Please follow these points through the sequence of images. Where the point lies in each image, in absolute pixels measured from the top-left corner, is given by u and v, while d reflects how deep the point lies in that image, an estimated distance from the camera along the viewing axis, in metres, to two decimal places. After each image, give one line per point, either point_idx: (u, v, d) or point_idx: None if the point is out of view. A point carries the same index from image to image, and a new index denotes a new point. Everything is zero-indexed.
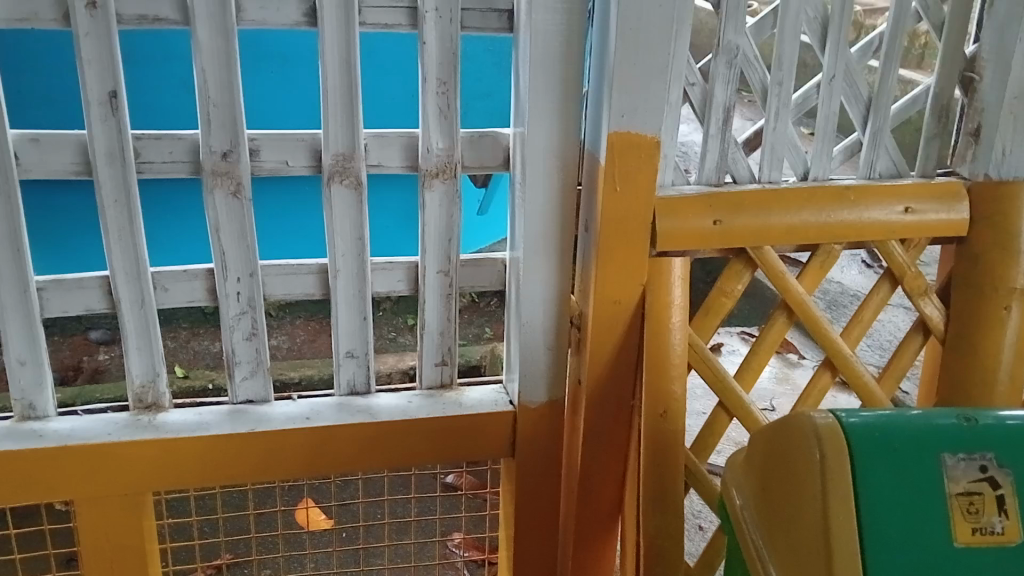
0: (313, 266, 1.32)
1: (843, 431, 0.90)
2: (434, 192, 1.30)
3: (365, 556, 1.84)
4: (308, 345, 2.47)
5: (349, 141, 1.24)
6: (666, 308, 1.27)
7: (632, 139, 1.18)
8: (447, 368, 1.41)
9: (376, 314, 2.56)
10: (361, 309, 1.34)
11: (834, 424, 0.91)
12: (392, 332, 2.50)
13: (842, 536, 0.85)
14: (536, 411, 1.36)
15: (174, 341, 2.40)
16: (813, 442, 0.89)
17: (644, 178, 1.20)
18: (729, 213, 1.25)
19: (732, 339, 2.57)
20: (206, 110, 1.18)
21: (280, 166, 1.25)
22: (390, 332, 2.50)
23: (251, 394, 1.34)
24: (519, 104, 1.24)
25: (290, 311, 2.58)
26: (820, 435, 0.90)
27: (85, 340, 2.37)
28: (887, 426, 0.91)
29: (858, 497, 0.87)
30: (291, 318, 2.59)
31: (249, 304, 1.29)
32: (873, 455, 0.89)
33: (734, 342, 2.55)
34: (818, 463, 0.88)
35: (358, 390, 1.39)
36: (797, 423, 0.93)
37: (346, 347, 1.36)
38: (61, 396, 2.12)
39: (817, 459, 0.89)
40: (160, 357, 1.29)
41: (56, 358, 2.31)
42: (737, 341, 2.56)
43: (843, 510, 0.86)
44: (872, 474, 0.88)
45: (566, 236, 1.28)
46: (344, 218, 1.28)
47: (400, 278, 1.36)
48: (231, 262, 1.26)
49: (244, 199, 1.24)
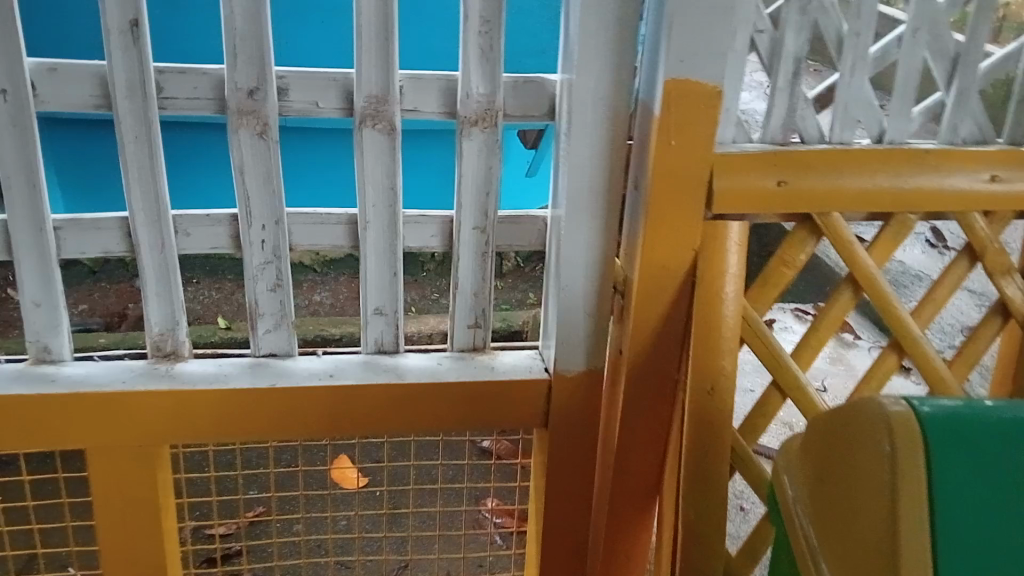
0: (342, 217, 1.24)
1: (918, 422, 0.79)
2: (472, 141, 1.21)
3: (392, 516, 1.80)
4: (351, 303, 2.42)
5: (383, 83, 1.15)
6: (719, 276, 1.16)
7: (690, 88, 1.07)
8: (480, 331, 1.33)
9: (420, 275, 2.48)
10: (392, 265, 1.26)
11: (908, 413, 0.80)
12: (434, 293, 2.42)
13: (911, 544, 0.74)
14: (572, 381, 1.27)
15: (218, 292, 2.36)
16: (883, 435, 0.79)
17: (702, 131, 1.09)
18: (794, 174, 1.13)
19: (786, 316, 2.45)
20: (232, 43, 1.10)
21: (309, 107, 1.17)
22: (433, 293, 2.42)
23: (274, 349, 1.28)
24: (569, 47, 1.14)
25: (336, 267, 2.53)
26: (891, 425, 0.79)
27: (131, 288, 2.34)
28: (969, 418, 0.80)
29: (933, 497, 0.76)
30: (336, 274, 2.51)
31: (273, 253, 1.22)
32: (952, 452, 0.78)
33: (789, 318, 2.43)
34: (888, 457, 0.78)
35: (385, 349, 1.31)
36: (865, 412, 0.82)
37: (374, 304, 1.28)
38: (106, 339, 2.12)
39: (887, 452, 0.78)
40: (181, 304, 1.23)
41: (102, 304, 2.28)
42: (791, 317, 2.45)
43: (915, 512, 0.75)
44: (950, 471, 0.77)
45: (614, 194, 1.18)
46: (376, 164, 1.20)
47: (434, 234, 1.28)
48: (254, 208, 1.19)
49: (271, 140, 1.16)
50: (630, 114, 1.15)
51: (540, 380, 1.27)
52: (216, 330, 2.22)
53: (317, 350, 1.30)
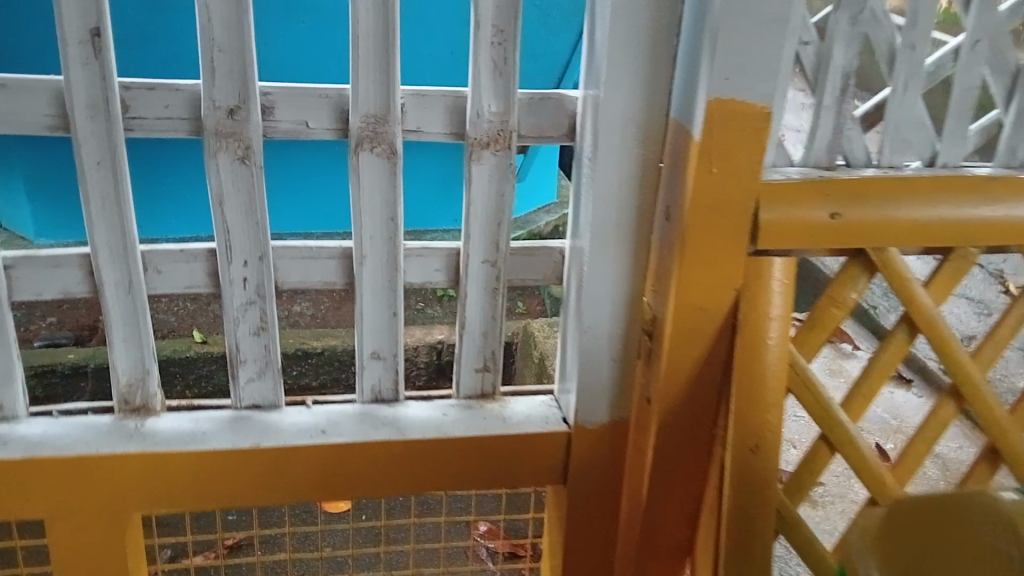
0: (335, 250, 1.10)
1: None
2: (483, 165, 1.07)
3: (385, 547, 1.67)
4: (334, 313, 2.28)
5: (382, 101, 1.01)
6: (763, 320, 1.03)
7: (736, 109, 0.93)
8: (489, 375, 1.19)
9: None
10: (391, 303, 1.12)
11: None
12: (420, 302, 2.27)
13: None
14: (594, 433, 1.13)
15: (193, 304, 2.20)
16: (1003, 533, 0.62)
17: (749, 158, 0.95)
18: (849, 204, 1.00)
19: None
20: (209, 56, 0.96)
21: (298, 128, 1.03)
22: (418, 303, 2.27)
23: (258, 400, 1.13)
24: (593, 60, 1.01)
25: None
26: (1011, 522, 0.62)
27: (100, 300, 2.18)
28: None
29: None
30: None
31: (257, 292, 1.08)
32: None
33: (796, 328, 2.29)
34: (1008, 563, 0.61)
35: (383, 398, 1.17)
36: (971, 502, 0.66)
37: (371, 347, 1.14)
38: (75, 356, 2.01)
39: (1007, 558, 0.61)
40: (152, 350, 1.08)
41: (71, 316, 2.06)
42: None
43: None
44: None
45: (643, 226, 1.05)
46: (374, 192, 1.06)
47: (438, 268, 1.14)
48: (235, 243, 1.05)
49: (255, 166, 1.02)
50: (664, 137, 1.02)
51: (559, 433, 1.14)
52: (192, 345, 2.07)
53: (307, 400, 1.16)
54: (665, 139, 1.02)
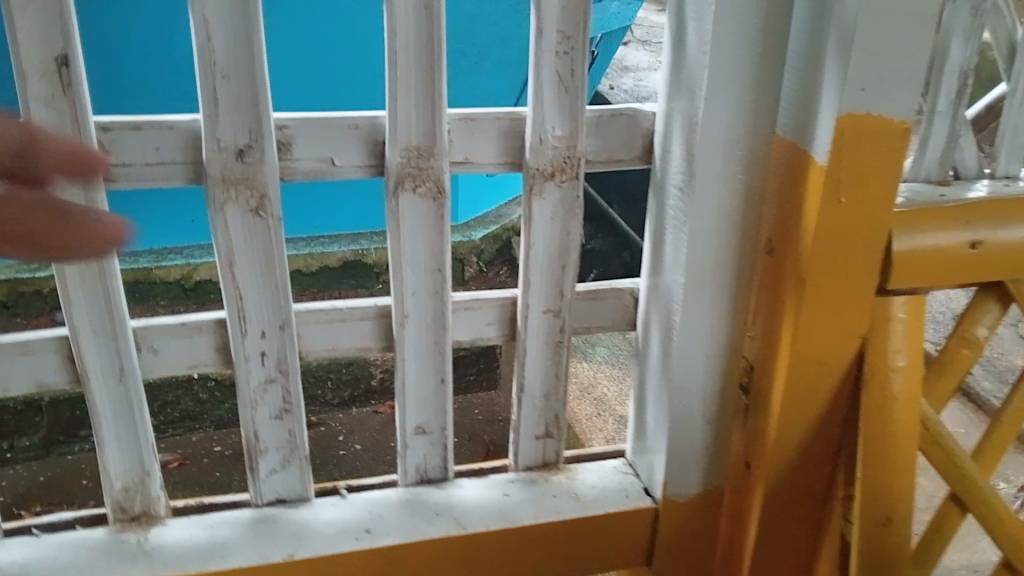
0: (369, 310, 0.91)
1: None
2: (546, 200, 0.89)
3: None
4: None
5: (426, 131, 0.82)
6: (893, 373, 0.87)
7: (870, 124, 0.77)
8: (551, 442, 1.02)
9: None
10: (439, 368, 0.94)
11: None
12: None
13: None
14: (683, 506, 0.99)
15: None
16: None
17: (882, 183, 0.79)
18: (991, 230, 0.85)
19: None
20: (211, 84, 0.75)
21: (322, 166, 0.83)
22: None
23: (282, 493, 0.95)
24: (685, 68, 0.83)
25: None
26: None
27: None
28: None
29: None
30: None
31: (278, 368, 0.89)
32: None
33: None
34: None
35: (430, 477, 0.99)
36: None
37: (414, 421, 0.96)
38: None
39: None
40: (151, 446, 0.90)
41: None
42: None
43: None
44: None
45: (741, 265, 0.89)
46: (417, 239, 0.87)
47: (490, 320, 0.96)
48: (251, 312, 0.85)
49: (272, 219, 0.82)
50: (770, 159, 0.85)
51: (643, 508, 0.98)
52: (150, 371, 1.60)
53: (340, 487, 0.98)
54: (771, 160, 0.85)
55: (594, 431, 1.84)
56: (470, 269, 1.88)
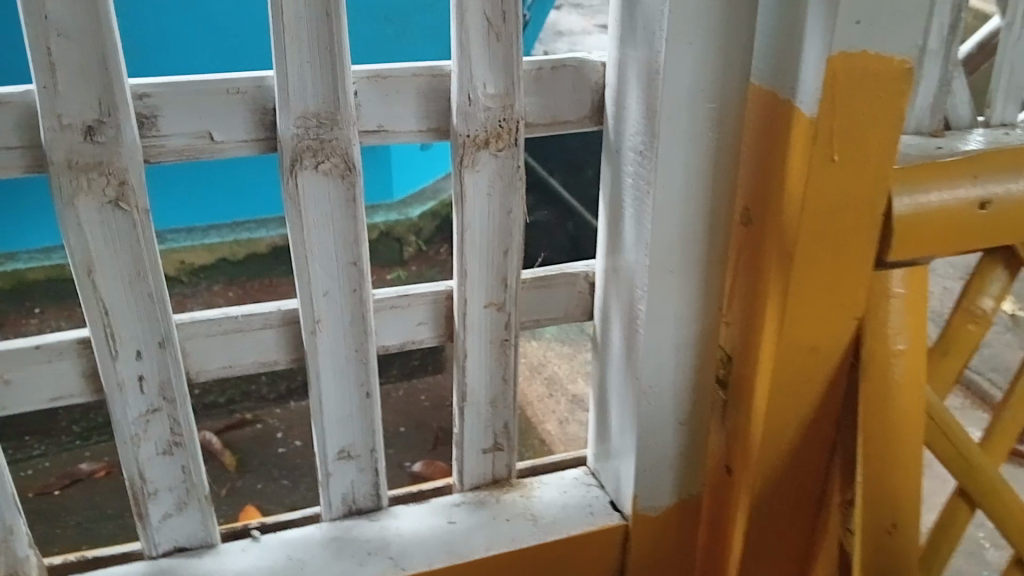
0: (271, 316, 0.75)
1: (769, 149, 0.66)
2: (480, 173, 0.74)
3: None
4: None
5: (326, 95, 0.66)
6: (895, 358, 0.74)
7: (867, 63, 0.63)
8: (501, 455, 0.88)
9: None
10: (362, 381, 0.78)
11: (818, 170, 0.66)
12: None
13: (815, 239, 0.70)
14: (657, 520, 0.87)
15: None
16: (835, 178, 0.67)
17: (878, 132, 0.66)
18: (1005, 185, 0.72)
19: None
20: (41, 43, 0.58)
21: (199, 143, 0.67)
22: None
23: (180, 539, 0.80)
24: (641, 5, 0.68)
25: None
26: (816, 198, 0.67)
27: None
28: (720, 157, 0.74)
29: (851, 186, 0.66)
30: None
31: (163, 394, 0.73)
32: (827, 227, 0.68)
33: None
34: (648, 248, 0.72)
35: (360, 507, 0.85)
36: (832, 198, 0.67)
37: (337, 445, 0.81)
38: None
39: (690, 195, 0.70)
40: (12, 499, 0.74)
41: None
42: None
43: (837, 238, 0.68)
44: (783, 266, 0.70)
45: (715, 241, 0.75)
46: (322, 229, 0.71)
47: (422, 319, 0.81)
48: (121, 331, 0.69)
49: (137, 213, 0.65)
50: (745, 111, 0.72)
51: (610, 524, 0.85)
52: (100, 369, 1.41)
53: (252, 529, 0.83)
54: (747, 111, 0.71)
55: (546, 412, 1.71)
56: (409, 248, 1.75)
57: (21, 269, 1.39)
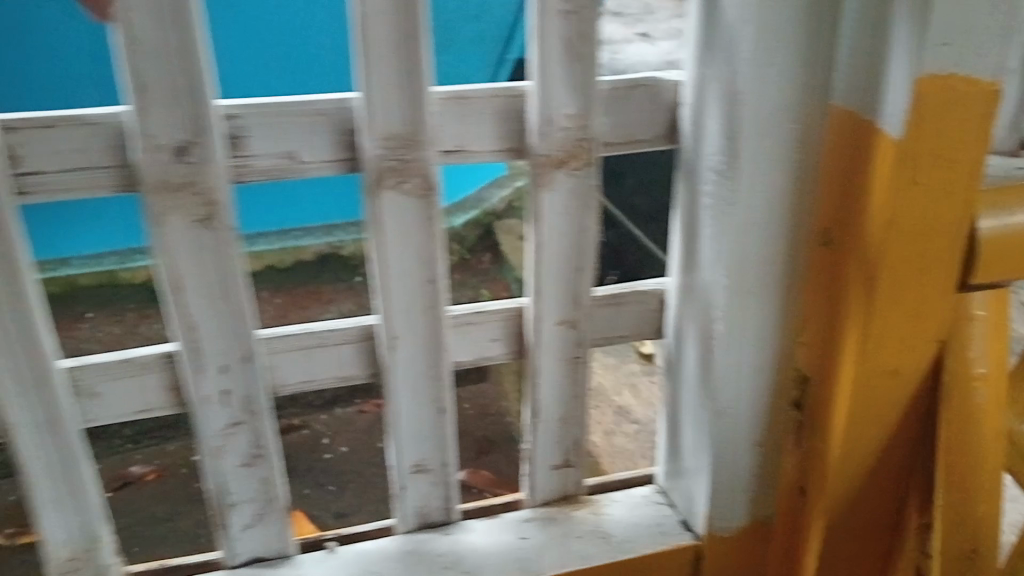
0: (351, 332, 0.77)
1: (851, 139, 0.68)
2: (557, 192, 0.74)
3: None
4: None
5: (409, 116, 0.67)
6: (976, 382, 0.73)
7: (953, 85, 0.63)
8: (572, 473, 0.88)
9: None
10: (437, 397, 0.80)
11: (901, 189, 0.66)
12: None
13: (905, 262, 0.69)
14: (726, 540, 0.87)
15: None
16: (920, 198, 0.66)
17: (964, 154, 0.66)
18: None
19: None
20: (139, 68, 0.60)
21: (283, 163, 0.68)
22: None
23: (260, 552, 0.83)
24: (721, 28, 0.68)
25: None
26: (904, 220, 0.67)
27: None
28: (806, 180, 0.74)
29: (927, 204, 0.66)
30: None
31: (246, 408, 0.75)
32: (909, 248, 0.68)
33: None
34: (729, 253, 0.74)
35: (433, 521, 0.86)
36: (919, 218, 0.67)
37: (412, 459, 0.82)
38: None
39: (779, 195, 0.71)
40: (96, 508, 0.76)
41: None
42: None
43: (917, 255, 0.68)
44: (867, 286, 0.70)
45: (795, 262, 0.75)
46: (404, 248, 0.72)
47: (494, 335, 0.82)
48: (206, 346, 0.71)
49: (224, 231, 0.67)
50: (826, 133, 0.71)
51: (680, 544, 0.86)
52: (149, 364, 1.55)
53: (328, 540, 0.85)
54: (829, 132, 0.71)
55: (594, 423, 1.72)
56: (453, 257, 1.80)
57: (74, 274, 1.46)
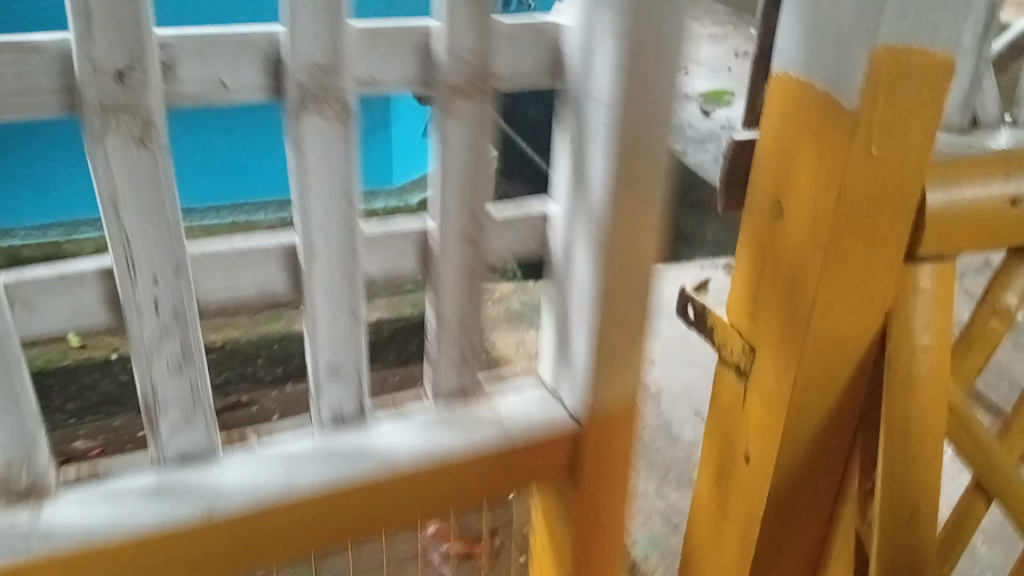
0: (271, 246, 0.75)
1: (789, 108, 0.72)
2: (462, 115, 0.74)
3: None
4: None
5: (332, 42, 0.67)
6: (917, 352, 0.75)
7: (908, 57, 0.64)
8: (470, 370, 0.88)
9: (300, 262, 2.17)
10: (354, 307, 0.78)
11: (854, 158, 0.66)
12: None
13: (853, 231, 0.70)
14: (611, 427, 0.90)
15: None
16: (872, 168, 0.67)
17: (915, 127, 0.67)
18: None
19: (716, 273, 2.35)
20: None
21: (216, 90, 0.66)
22: None
23: (175, 456, 0.79)
24: None
25: None
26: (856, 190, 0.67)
27: None
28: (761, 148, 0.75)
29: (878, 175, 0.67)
30: None
31: (172, 320, 0.72)
32: (859, 218, 0.69)
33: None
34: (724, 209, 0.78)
35: (345, 420, 0.84)
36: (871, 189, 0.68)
37: (327, 364, 0.80)
38: None
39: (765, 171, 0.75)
40: (28, 428, 0.74)
41: None
42: (723, 275, 2.34)
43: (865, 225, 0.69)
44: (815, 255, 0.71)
45: (669, 181, 0.77)
46: (323, 161, 0.71)
47: (400, 256, 0.81)
48: (142, 262, 0.69)
49: (160, 150, 0.65)
50: (769, 102, 0.73)
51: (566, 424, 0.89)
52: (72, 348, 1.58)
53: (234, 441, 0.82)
54: (771, 101, 0.73)
55: None
56: None
57: (17, 245, 1.21)
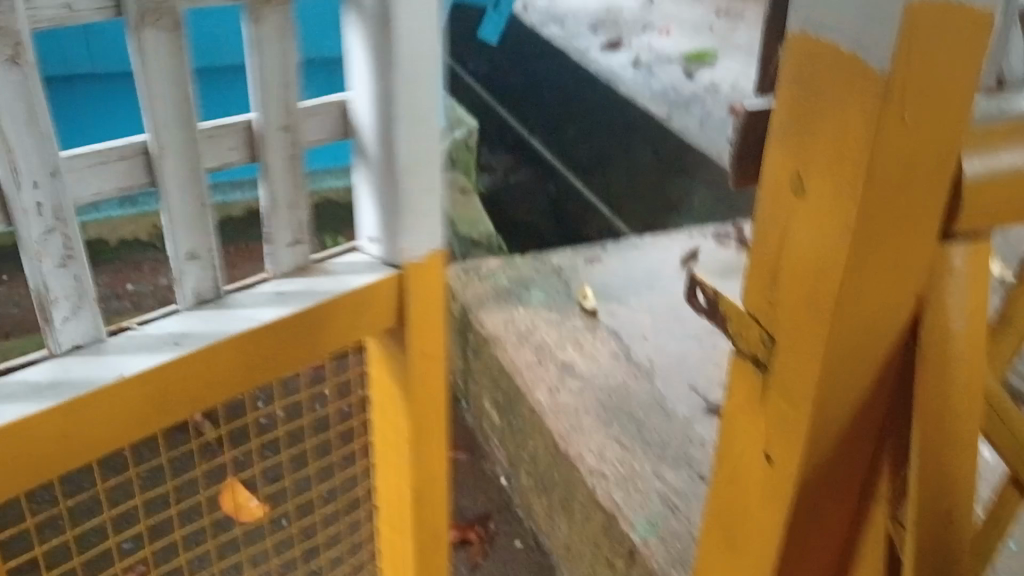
0: (128, 147, 0.94)
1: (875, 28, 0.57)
2: (264, 25, 0.97)
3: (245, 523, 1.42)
4: None
5: None
6: (957, 340, 0.68)
7: (945, 10, 0.56)
8: (304, 246, 1.12)
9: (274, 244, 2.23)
10: (196, 190, 0.98)
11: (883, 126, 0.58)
12: None
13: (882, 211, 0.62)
14: (425, 271, 1.17)
15: None
16: (902, 138, 0.59)
17: (950, 91, 0.59)
18: None
19: (707, 241, 2.29)
20: None
21: (62, 13, 0.86)
22: None
23: (78, 339, 0.97)
24: None
25: None
26: (885, 162, 0.60)
27: None
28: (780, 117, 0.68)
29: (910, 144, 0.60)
30: None
31: (55, 217, 0.90)
32: (890, 195, 0.61)
33: (595, 252, 2.21)
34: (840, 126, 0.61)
35: (206, 298, 1.05)
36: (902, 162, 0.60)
37: (185, 246, 1.00)
38: None
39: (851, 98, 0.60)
40: None
41: None
42: (713, 243, 2.27)
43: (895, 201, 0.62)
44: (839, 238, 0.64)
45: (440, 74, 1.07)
46: (158, 67, 0.91)
47: (233, 146, 1.02)
48: (22, 163, 0.86)
49: (30, 69, 0.84)
50: (787, 63, 0.66)
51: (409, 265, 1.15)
52: None
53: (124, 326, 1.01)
54: (789, 62, 0.66)
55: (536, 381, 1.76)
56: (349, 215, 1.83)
57: None
